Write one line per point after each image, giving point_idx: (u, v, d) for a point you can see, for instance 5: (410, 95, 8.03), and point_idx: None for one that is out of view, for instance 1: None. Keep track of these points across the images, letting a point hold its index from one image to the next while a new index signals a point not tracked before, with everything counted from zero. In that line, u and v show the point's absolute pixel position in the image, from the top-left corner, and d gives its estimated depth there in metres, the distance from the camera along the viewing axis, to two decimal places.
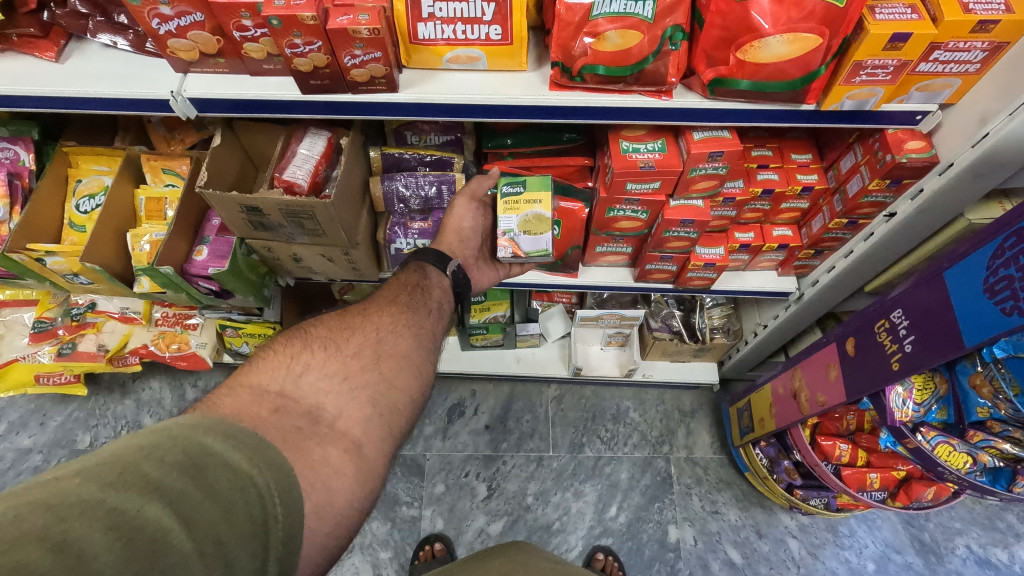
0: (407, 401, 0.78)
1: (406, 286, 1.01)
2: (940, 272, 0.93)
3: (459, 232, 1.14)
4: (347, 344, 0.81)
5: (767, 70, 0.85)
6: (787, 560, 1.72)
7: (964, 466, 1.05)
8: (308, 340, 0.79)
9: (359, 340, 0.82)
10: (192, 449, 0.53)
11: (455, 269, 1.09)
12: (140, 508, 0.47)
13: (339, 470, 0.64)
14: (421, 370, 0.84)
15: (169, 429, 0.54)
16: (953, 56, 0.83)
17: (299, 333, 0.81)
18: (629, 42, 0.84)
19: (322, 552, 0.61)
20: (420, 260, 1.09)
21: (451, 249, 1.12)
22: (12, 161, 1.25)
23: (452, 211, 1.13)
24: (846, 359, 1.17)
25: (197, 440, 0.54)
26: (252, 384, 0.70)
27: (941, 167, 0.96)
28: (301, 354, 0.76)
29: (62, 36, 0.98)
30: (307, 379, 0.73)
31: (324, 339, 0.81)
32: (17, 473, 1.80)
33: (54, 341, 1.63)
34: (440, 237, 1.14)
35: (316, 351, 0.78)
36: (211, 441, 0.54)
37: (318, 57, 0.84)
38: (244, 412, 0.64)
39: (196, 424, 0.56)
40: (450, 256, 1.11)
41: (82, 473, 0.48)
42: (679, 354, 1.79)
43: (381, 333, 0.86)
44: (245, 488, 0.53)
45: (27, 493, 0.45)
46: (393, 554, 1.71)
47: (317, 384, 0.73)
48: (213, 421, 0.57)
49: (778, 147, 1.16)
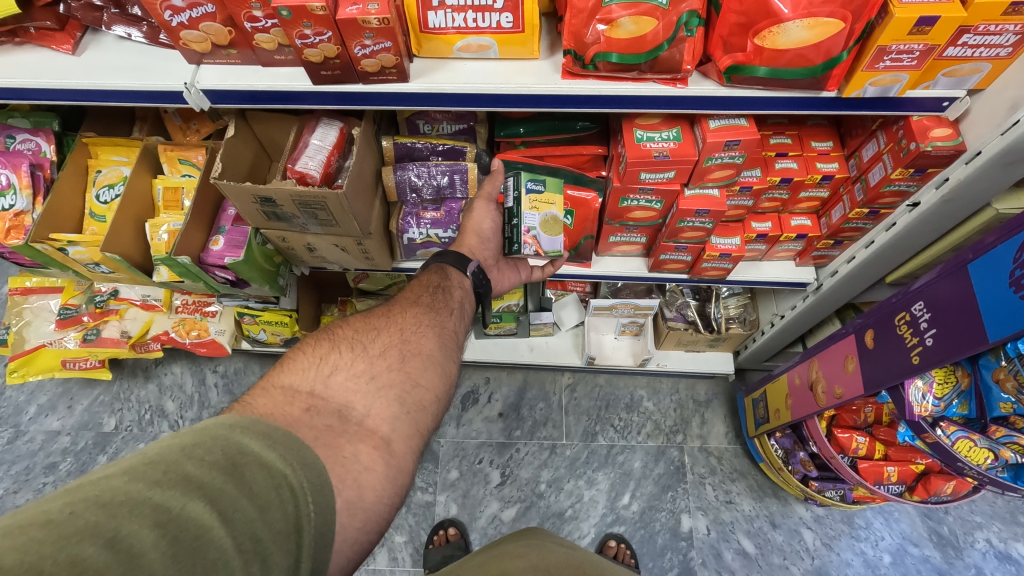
0: (432, 399, 0.79)
1: (427, 287, 1.01)
2: (964, 264, 0.90)
3: (479, 234, 1.14)
4: (372, 344, 0.81)
5: (788, 56, 0.82)
6: (801, 551, 1.71)
7: (984, 462, 1.02)
8: (335, 341, 0.81)
9: (385, 339, 0.83)
10: (231, 448, 0.54)
11: (475, 270, 1.09)
12: (183, 506, 0.48)
13: (369, 466, 0.65)
14: (445, 369, 0.85)
15: (209, 429, 0.55)
16: (983, 40, 0.80)
17: (326, 334, 0.82)
18: (643, 28, 0.82)
19: (354, 547, 0.62)
20: (440, 262, 1.09)
21: (470, 251, 1.13)
22: (34, 152, 1.28)
23: (471, 215, 1.14)
24: (865, 352, 1.15)
25: (235, 439, 0.54)
26: (283, 384, 0.70)
27: (968, 156, 0.93)
28: (330, 354, 0.77)
29: (78, 29, 0.99)
30: (335, 378, 0.73)
31: (350, 339, 0.82)
32: (47, 455, 1.86)
33: (79, 328, 1.68)
34: (460, 239, 1.15)
35: (344, 351, 0.79)
36: (249, 441, 0.55)
37: (329, 47, 0.84)
38: (277, 411, 0.64)
39: (234, 424, 0.56)
40: (469, 256, 1.11)
41: (130, 471, 0.49)
42: (695, 344, 1.78)
43: (405, 333, 0.86)
44: (280, 487, 0.54)
45: (79, 490, 0.46)
46: (408, 538, 1.74)
47: (346, 383, 0.73)
48: (250, 421, 0.57)
49: (798, 134, 1.13)
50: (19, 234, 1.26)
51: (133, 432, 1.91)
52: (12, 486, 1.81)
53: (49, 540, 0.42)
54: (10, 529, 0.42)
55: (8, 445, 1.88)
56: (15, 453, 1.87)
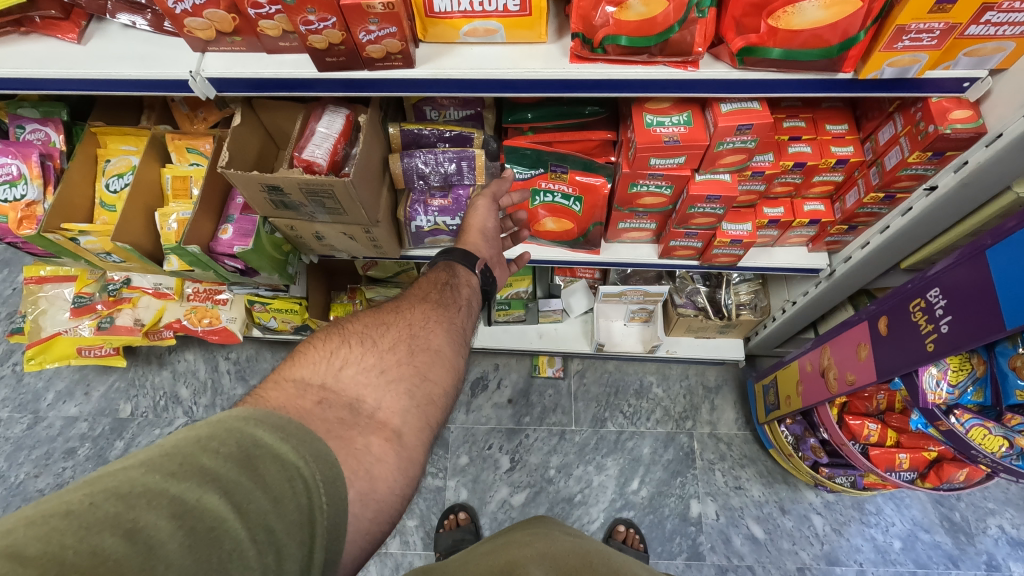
0: (441, 393, 0.80)
1: (436, 284, 1.01)
2: (982, 250, 0.88)
3: (484, 232, 1.14)
4: (382, 339, 0.81)
5: (802, 37, 0.80)
6: (810, 536, 1.72)
7: (999, 450, 1.00)
8: (346, 335, 0.81)
9: (394, 334, 0.83)
10: (245, 440, 0.54)
11: (482, 269, 1.11)
12: (199, 498, 0.49)
13: (381, 458, 0.65)
14: (454, 364, 0.85)
15: (223, 421, 0.55)
16: (1007, 17, 0.77)
17: (336, 329, 0.82)
18: (653, 10, 0.80)
19: (366, 537, 0.62)
20: (448, 259, 1.09)
21: (476, 249, 1.13)
22: (43, 142, 1.28)
23: (474, 213, 1.14)
24: (878, 339, 1.13)
25: (249, 431, 0.55)
26: (294, 377, 0.71)
27: (989, 138, 0.91)
28: (341, 348, 0.78)
29: (83, 17, 0.99)
30: (347, 372, 0.74)
31: (361, 333, 0.82)
32: (66, 440, 1.90)
33: (94, 316, 1.70)
34: (463, 237, 1.14)
35: (355, 345, 0.79)
36: (262, 433, 0.55)
37: (333, 34, 0.83)
38: (290, 403, 0.65)
39: (248, 416, 0.57)
40: (476, 255, 1.11)
41: (147, 462, 0.50)
42: (705, 330, 1.77)
43: (414, 328, 0.86)
44: (293, 479, 0.54)
45: (99, 481, 0.47)
46: (419, 522, 1.77)
47: (357, 377, 0.74)
48: (264, 413, 0.58)
49: (812, 117, 1.10)
50: (31, 225, 1.26)
51: (148, 418, 1.94)
52: (33, 470, 1.86)
53: (70, 531, 0.43)
54: (32, 519, 0.43)
55: (28, 430, 1.92)
56: (35, 438, 1.91)
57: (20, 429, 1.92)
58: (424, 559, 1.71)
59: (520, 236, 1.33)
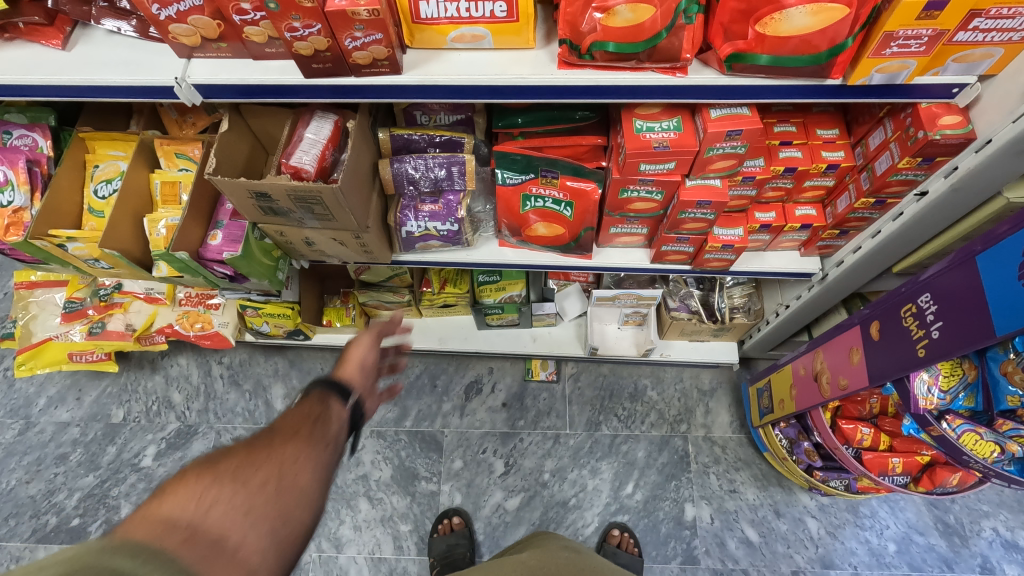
0: (305, 537, 0.71)
1: (309, 415, 0.83)
2: (972, 256, 0.88)
3: (360, 366, 0.98)
4: (251, 477, 0.69)
5: (792, 43, 0.79)
6: (805, 539, 1.72)
7: (990, 455, 1.00)
8: (210, 468, 0.68)
9: (264, 472, 0.71)
10: (100, 566, 0.51)
11: (354, 403, 0.91)
12: None
13: None
14: (323, 508, 0.74)
15: (78, 549, 0.52)
16: (995, 24, 0.77)
17: (201, 459, 0.69)
18: (641, 16, 0.80)
19: None
20: (321, 386, 0.90)
21: (351, 381, 0.94)
22: (31, 148, 1.28)
23: (353, 347, 1.00)
24: (870, 344, 1.13)
25: (104, 559, 0.52)
26: (156, 513, 0.61)
27: (979, 144, 0.91)
28: (205, 484, 0.65)
29: (68, 23, 0.98)
30: (214, 512, 0.64)
31: (225, 470, 0.68)
32: (58, 446, 1.89)
33: (85, 321, 1.69)
34: (338, 367, 0.96)
35: (220, 481, 0.67)
36: (118, 561, 0.53)
37: (319, 40, 0.82)
38: (153, 533, 0.58)
39: (103, 546, 0.54)
40: (351, 387, 0.93)
41: None
42: (699, 334, 1.76)
43: (285, 467, 0.73)
44: None
45: None
46: (413, 527, 1.76)
47: (222, 519, 0.64)
48: (118, 543, 0.55)
49: (803, 122, 1.10)
50: (18, 231, 1.25)
51: (141, 423, 1.93)
52: (25, 476, 1.85)
53: None
54: None
55: (19, 436, 1.91)
56: (26, 444, 1.90)
57: (11, 435, 1.91)
58: (418, 564, 1.70)
59: (397, 364, 1.19)
